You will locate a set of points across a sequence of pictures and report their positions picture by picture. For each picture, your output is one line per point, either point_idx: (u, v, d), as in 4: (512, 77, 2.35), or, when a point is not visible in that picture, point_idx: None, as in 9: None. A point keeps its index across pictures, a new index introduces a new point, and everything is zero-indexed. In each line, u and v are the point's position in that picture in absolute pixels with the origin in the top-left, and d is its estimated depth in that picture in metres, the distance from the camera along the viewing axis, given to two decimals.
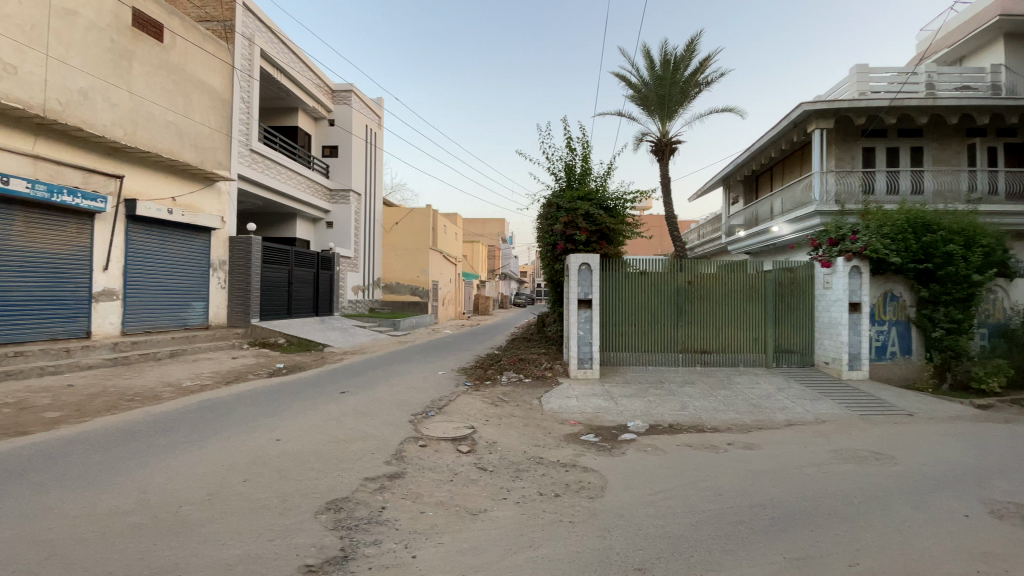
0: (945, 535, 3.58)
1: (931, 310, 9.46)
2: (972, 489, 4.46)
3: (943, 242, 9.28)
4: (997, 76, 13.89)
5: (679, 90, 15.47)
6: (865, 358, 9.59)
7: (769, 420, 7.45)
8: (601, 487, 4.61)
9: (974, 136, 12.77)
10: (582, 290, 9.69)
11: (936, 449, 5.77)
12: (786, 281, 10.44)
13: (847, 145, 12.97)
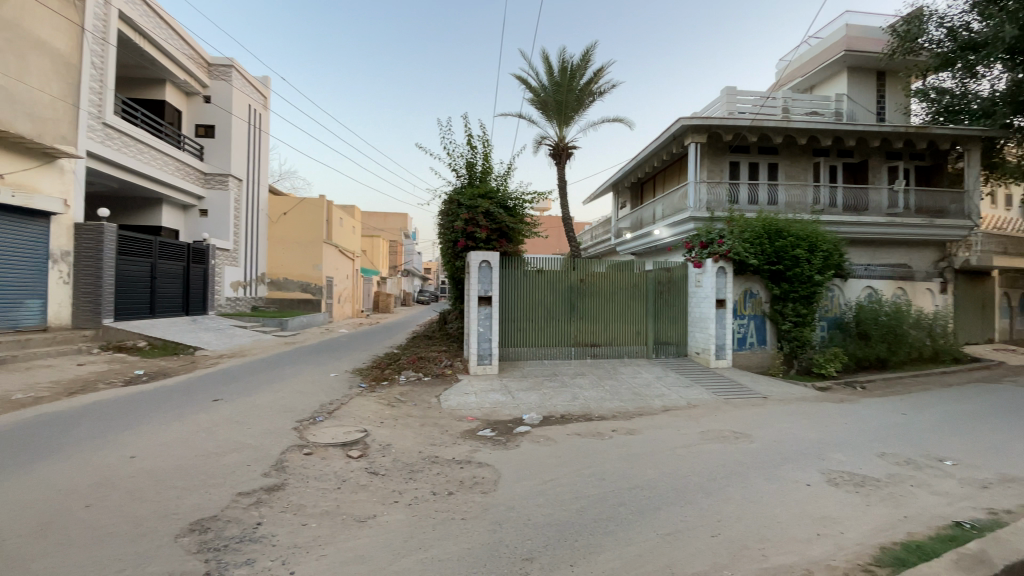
0: (787, 501, 4.14)
1: (782, 306, 10.94)
2: (809, 460, 5.21)
3: (791, 247, 10.74)
4: (840, 104, 16.35)
5: (575, 97, 16.21)
6: (729, 348, 10.82)
7: (650, 406, 8.12)
8: (495, 481, 4.67)
9: (818, 156, 14.91)
10: (482, 287, 9.75)
11: (784, 427, 6.66)
12: (664, 280, 11.44)
13: (717, 159, 14.59)
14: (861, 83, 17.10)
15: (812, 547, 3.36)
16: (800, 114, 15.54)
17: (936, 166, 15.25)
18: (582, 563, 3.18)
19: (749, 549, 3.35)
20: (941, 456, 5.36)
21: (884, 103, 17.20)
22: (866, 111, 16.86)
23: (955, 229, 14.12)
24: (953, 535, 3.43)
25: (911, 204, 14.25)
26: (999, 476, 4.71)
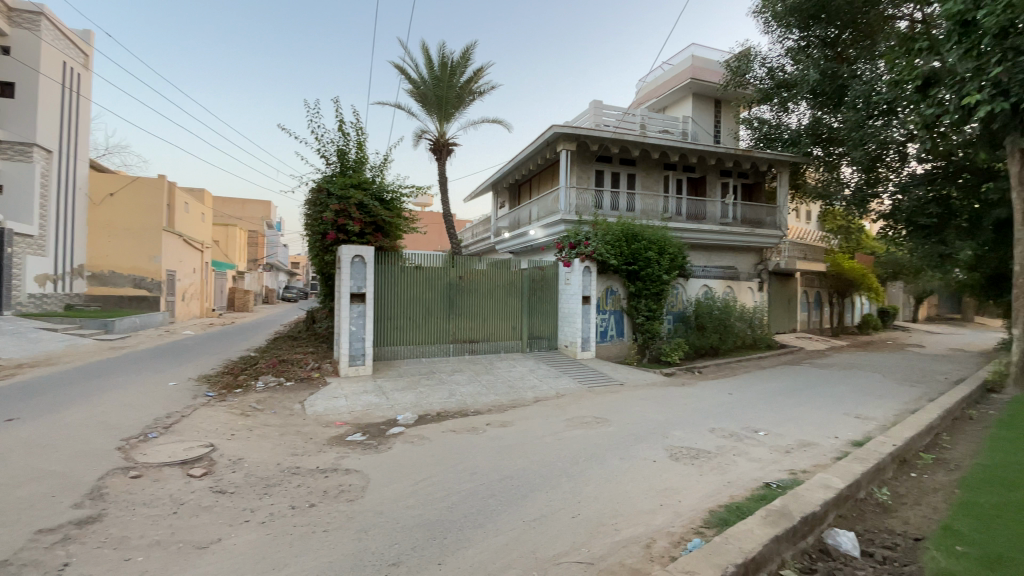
0: (638, 478, 4.61)
1: (637, 302, 12.17)
2: (657, 439, 5.85)
3: (644, 249, 12.00)
4: (686, 125, 18.65)
5: (455, 94, 16.16)
6: (593, 341, 11.71)
7: (522, 398, 8.47)
8: (362, 487, 4.47)
9: (668, 170, 16.84)
10: (354, 283, 9.28)
11: (638, 411, 7.40)
12: (537, 278, 11.99)
13: (585, 167, 15.72)
14: (703, 109, 19.71)
15: (657, 516, 3.78)
16: (655, 131, 17.41)
17: (755, 184, 18.14)
18: (449, 560, 3.20)
19: (604, 525, 3.65)
20: (756, 428, 6.38)
21: (719, 129, 20.02)
22: (706, 134, 19.48)
23: (769, 237, 16.78)
24: (763, 494, 4.10)
25: (738, 215, 16.76)
26: (796, 441, 5.75)
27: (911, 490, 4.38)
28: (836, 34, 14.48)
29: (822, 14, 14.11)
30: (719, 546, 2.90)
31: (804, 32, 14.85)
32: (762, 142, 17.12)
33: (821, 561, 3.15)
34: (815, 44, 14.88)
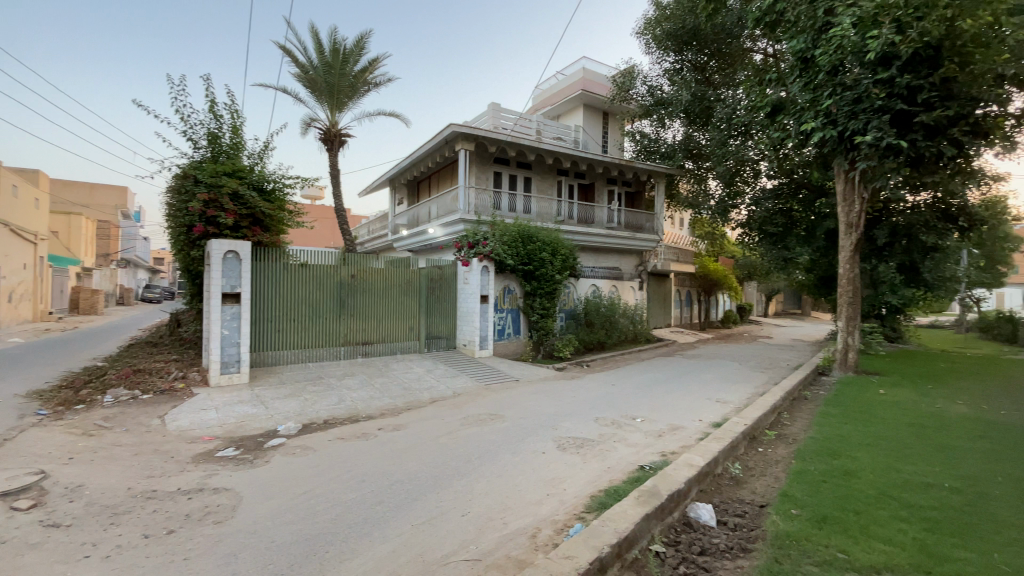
0: (528, 471, 4.75)
1: (532, 301, 12.58)
2: (546, 432, 6.09)
3: (539, 250, 12.43)
4: (577, 134, 19.67)
5: (348, 83, 15.35)
6: (490, 339, 11.86)
7: (417, 399, 8.32)
8: (233, 507, 4.06)
9: (562, 175, 17.63)
10: (228, 282, 8.41)
11: (530, 405, 7.65)
12: (435, 277, 11.84)
13: (483, 167, 15.85)
14: (592, 120, 20.99)
15: (543, 507, 3.93)
16: (549, 138, 18.11)
17: (637, 192, 19.71)
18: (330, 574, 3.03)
19: (492, 520, 3.71)
20: (635, 415, 6.93)
21: (606, 138, 21.52)
22: (595, 143, 20.75)
23: (648, 241, 18.33)
24: (638, 476, 4.46)
25: (623, 220, 18.06)
26: (668, 426, 6.34)
27: (758, 463, 5.05)
28: (704, 60, 16.19)
29: (693, 40, 15.78)
30: (596, 529, 3.09)
31: (678, 55, 16.40)
32: (643, 153, 18.52)
33: (685, 532, 3.50)
34: (687, 68, 16.49)
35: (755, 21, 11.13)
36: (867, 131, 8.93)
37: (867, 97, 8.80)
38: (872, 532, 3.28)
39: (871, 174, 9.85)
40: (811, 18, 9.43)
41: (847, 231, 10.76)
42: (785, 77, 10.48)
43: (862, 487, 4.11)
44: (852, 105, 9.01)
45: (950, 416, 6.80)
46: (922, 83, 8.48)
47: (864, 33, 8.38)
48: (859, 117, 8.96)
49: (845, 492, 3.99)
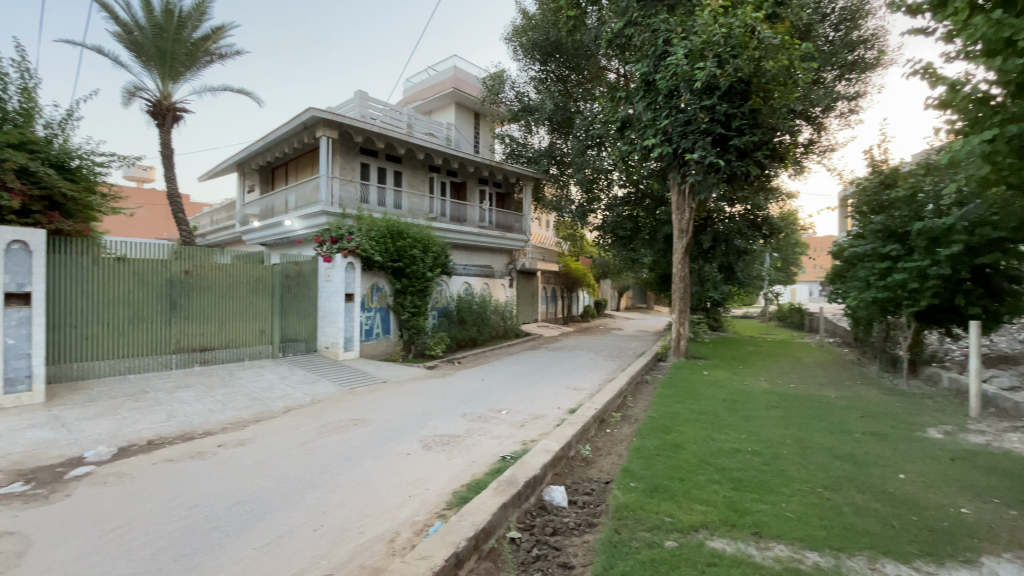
0: (389, 474, 4.61)
1: (402, 299, 12.24)
2: (411, 432, 5.97)
3: (409, 247, 12.13)
4: (449, 131, 19.61)
5: (185, 51, 13.32)
6: (356, 340, 11.27)
7: (269, 409, 7.57)
8: (13, 556, 3.28)
9: (432, 172, 17.42)
10: (14, 279, 6.70)
11: (397, 406, 7.44)
12: (291, 274, 10.87)
13: (348, 158, 14.95)
14: (463, 119, 21.17)
15: (403, 509, 3.84)
16: (420, 133, 17.75)
17: (506, 194, 20.34)
18: None
19: (348, 530, 3.52)
20: (500, 408, 7.14)
21: (477, 138, 21.91)
22: (467, 142, 20.94)
23: (517, 241, 19.03)
24: (499, 467, 4.61)
25: (493, 220, 18.47)
26: (530, 415, 6.66)
27: (606, 444, 5.55)
28: (565, 72, 17.25)
29: (556, 53, 16.73)
30: (454, 525, 3.11)
31: (543, 65, 17.25)
32: (511, 157, 19.00)
33: (540, 516, 3.69)
34: (551, 78, 17.39)
35: (608, 42, 12.20)
36: (695, 150, 10.35)
37: (694, 120, 10.20)
38: (691, 495, 3.83)
39: (699, 187, 11.41)
40: (653, 46, 10.64)
41: (681, 236, 12.34)
42: (632, 96, 11.65)
43: (687, 457, 4.77)
44: (684, 126, 10.34)
45: (754, 391, 8.22)
46: (735, 112, 10.06)
47: (693, 64, 9.69)
48: (689, 137, 10.33)
49: (673, 463, 4.58)
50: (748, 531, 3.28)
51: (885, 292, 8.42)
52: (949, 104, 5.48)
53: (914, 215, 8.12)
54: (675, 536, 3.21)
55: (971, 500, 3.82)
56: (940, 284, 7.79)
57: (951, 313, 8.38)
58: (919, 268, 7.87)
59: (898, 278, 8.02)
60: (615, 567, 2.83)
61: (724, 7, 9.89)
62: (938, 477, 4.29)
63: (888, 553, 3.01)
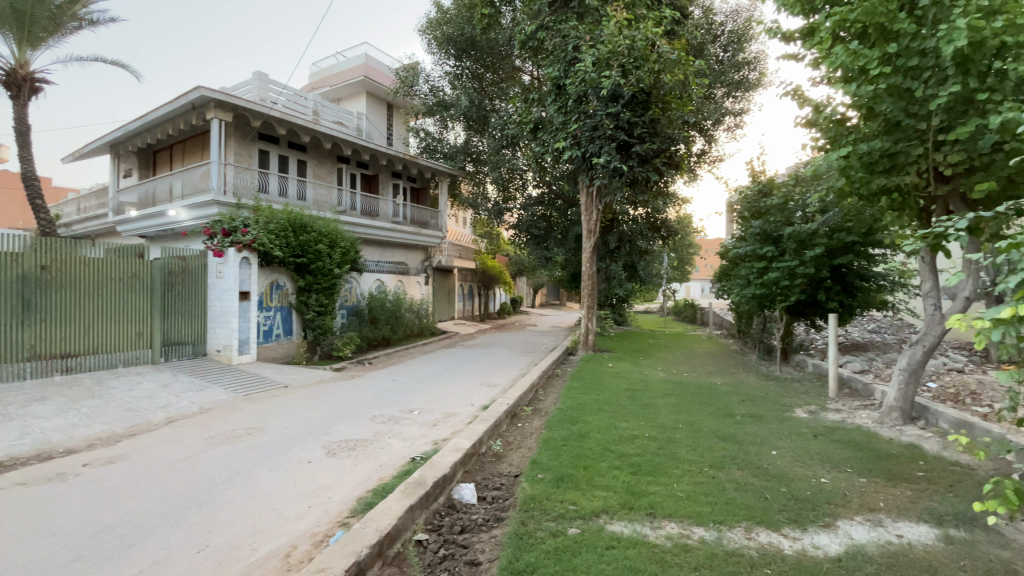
0: (287, 485, 4.31)
1: (306, 297, 11.52)
2: (314, 438, 5.63)
3: (313, 241, 11.44)
4: (359, 121, 18.77)
5: (49, 16, 11.36)
6: (254, 342, 10.42)
7: (148, 421, 6.75)
8: None
9: (341, 163, 16.55)
10: None
11: (300, 411, 6.98)
12: (175, 270, 9.76)
13: (245, 144, 13.75)
14: (375, 109, 20.41)
15: (301, 521, 3.61)
16: (327, 121, 16.79)
17: (421, 188, 19.95)
18: None
19: (238, 549, 3.24)
20: (411, 408, 6.98)
21: (390, 130, 21.24)
22: (379, 134, 20.21)
23: (432, 237, 18.72)
24: (408, 468, 4.49)
25: (407, 215, 17.98)
26: (442, 414, 6.58)
27: (516, 438, 5.64)
28: (480, 70, 17.23)
29: (471, 49, 16.67)
30: (355, 533, 2.98)
31: (458, 61, 17.10)
32: (426, 151, 18.55)
33: (448, 515, 3.66)
34: (466, 75, 17.28)
35: (521, 43, 12.38)
36: (602, 155, 10.87)
37: (601, 126, 10.71)
38: (593, 483, 4.01)
39: (605, 190, 11.99)
40: (564, 51, 10.99)
41: (589, 236, 12.89)
42: (544, 99, 11.96)
43: (592, 446, 4.99)
44: (591, 131, 10.80)
45: (654, 380, 8.83)
46: (637, 120, 10.70)
47: (600, 72, 10.15)
48: (596, 141, 10.83)
49: (579, 452, 4.78)
50: (644, 512, 3.51)
51: (763, 289, 9.42)
52: (815, 124, 6.27)
53: (785, 220, 9.17)
54: (578, 523, 3.34)
55: (828, 470, 4.41)
56: (806, 281, 8.89)
57: (815, 307, 9.59)
58: (790, 267, 8.91)
59: (773, 276, 9.02)
60: (521, 559, 2.89)
61: (628, 20, 10.47)
62: (802, 451, 4.89)
63: (761, 522, 3.37)
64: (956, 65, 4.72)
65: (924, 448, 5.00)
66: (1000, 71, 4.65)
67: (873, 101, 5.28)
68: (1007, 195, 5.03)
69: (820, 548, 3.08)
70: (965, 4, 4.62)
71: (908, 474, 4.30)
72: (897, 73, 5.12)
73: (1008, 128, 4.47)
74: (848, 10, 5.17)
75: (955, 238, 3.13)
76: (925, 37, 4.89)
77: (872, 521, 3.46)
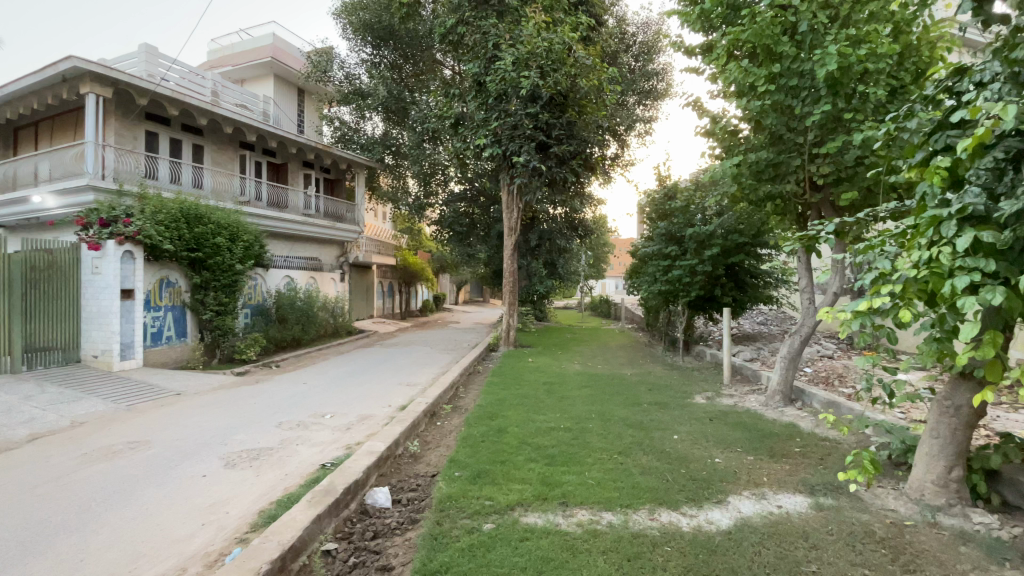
0: (180, 501, 3.92)
1: (203, 295, 10.53)
2: (211, 450, 5.16)
3: (211, 234, 10.43)
4: (267, 105, 17.45)
5: None
6: (139, 346, 9.31)
7: (4, 439, 5.79)
8: None
9: (244, 149, 15.25)
10: None
11: (195, 421, 6.36)
12: (40, 264, 8.49)
13: (128, 124, 12.23)
14: (284, 94, 19.11)
15: (192, 541, 3.29)
16: (229, 104, 15.43)
17: (336, 180, 19.01)
18: None
19: None
20: (323, 412, 6.63)
21: (302, 118, 20.01)
22: (289, 120, 18.95)
23: (348, 231, 17.92)
24: (317, 476, 4.26)
25: (320, 208, 17.00)
26: (357, 417, 6.32)
27: (434, 437, 5.57)
28: (399, 60, 16.73)
29: (389, 38, 16.13)
30: (255, 548, 2.78)
31: (375, 50, 16.47)
32: (341, 141, 17.64)
33: (360, 521, 3.52)
34: (384, 64, 16.69)
35: (441, 36, 12.20)
36: (521, 154, 11.02)
37: (521, 126, 10.86)
38: (509, 477, 4.06)
39: (525, 189, 12.18)
40: (484, 48, 11.00)
41: (510, 234, 13.01)
42: (465, 94, 11.89)
43: (509, 440, 5.05)
44: (511, 130, 10.91)
45: (570, 374, 9.13)
46: (555, 122, 10.99)
47: (519, 71, 10.28)
48: (516, 140, 10.95)
49: (496, 447, 4.82)
50: (557, 502, 3.61)
51: (667, 285, 10.09)
52: (712, 133, 6.80)
53: (687, 222, 9.88)
54: (493, 519, 3.36)
55: (721, 450, 4.82)
56: (704, 279, 9.66)
57: (712, 302, 10.44)
58: (691, 266, 9.63)
59: (677, 274, 9.69)
60: (434, 559, 2.84)
61: (546, 22, 10.70)
62: (701, 434, 5.31)
63: (663, 503, 3.61)
64: (828, 86, 5.33)
65: (801, 426, 5.64)
66: (862, 94, 5.33)
67: (760, 114, 5.83)
68: (866, 203, 5.79)
69: (713, 523, 3.36)
70: (835, 33, 5.24)
71: (787, 450, 4.82)
72: (781, 90, 5.70)
73: (867, 144, 5.14)
74: (741, 30, 5.65)
75: (825, 241, 3.57)
76: (803, 59, 5.49)
77: (757, 495, 3.84)
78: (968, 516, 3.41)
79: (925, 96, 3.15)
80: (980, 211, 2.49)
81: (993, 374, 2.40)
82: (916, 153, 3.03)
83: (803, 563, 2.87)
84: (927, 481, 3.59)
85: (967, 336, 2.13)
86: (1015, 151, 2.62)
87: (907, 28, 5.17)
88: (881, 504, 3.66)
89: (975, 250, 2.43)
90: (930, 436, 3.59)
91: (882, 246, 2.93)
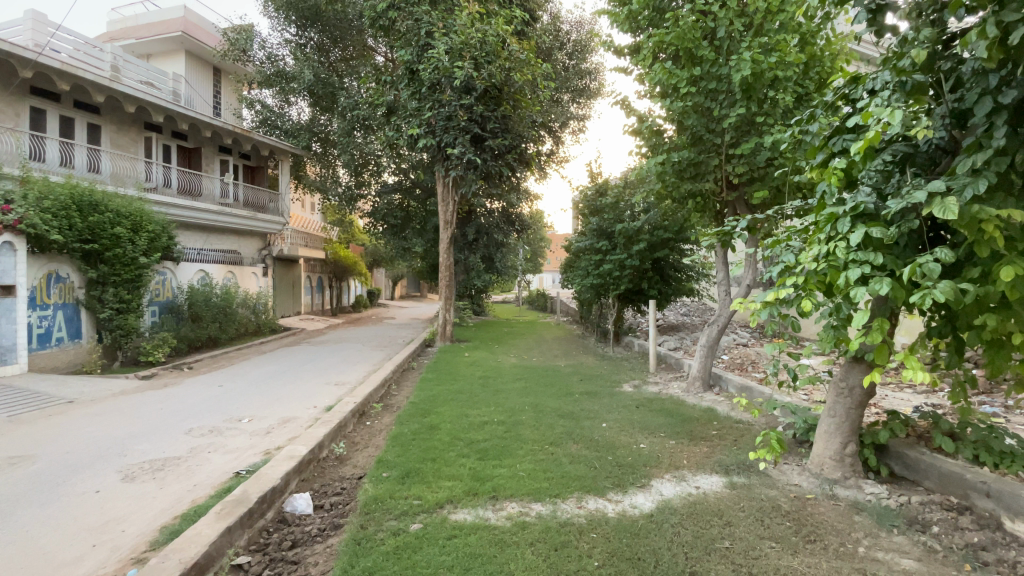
0: (67, 522, 3.47)
1: (100, 291, 9.50)
2: (108, 462, 4.65)
3: (109, 224, 9.35)
4: (177, 84, 16.00)
5: None
6: (23, 349, 8.20)
7: None
8: None
9: (149, 130, 13.83)
10: None
11: (87, 432, 5.68)
12: None
13: (8, 98, 10.68)
14: (197, 73, 17.58)
15: (80, 565, 2.94)
16: (132, 80, 13.89)
17: (257, 167, 17.85)
18: None
19: None
20: (240, 416, 6.19)
21: (217, 99, 18.52)
22: (203, 102, 17.47)
23: (270, 223, 16.90)
24: (229, 485, 3.95)
25: (240, 197, 15.83)
26: (278, 420, 5.96)
27: (362, 437, 5.35)
28: (326, 44, 15.88)
29: (315, 19, 15.20)
30: (151, 569, 2.52)
31: (300, 30, 15.49)
32: (262, 126, 16.45)
33: (277, 531, 3.30)
34: (310, 46, 15.73)
35: (370, 20, 11.71)
36: (455, 146, 10.85)
37: (455, 117, 10.69)
38: (440, 476, 3.95)
39: (460, 181, 11.99)
40: (416, 35, 10.70)
41: (446, 227, 12.77)
42: (397, 82, 11.50)
43: (441, 436, 4.98)
44: (445, 121, 10.75)
45: (506, 367, 9.17)
46: (489, 115, 10.94)
47: (452, 62, 10.14)
48: (450, 132, 10.79)
49: (428, 444, 4.72)
50: (487, 496, 3.58)
51: (599, 279, 10.42)
52: (639, 132, 7.01)
53: (617, 218, 10.24)
54: (421, 518, 3.27)
55: (646, 436, 5.02)
56: (632, 272, 10.02)
57: (640, 295, 10.84)
58: (620, 260, 9.96)
59: (607, 268, 9.99)
60: (357, 565, 2.72)
61: (480, 13, 10.62)
62: (628, 422, 5.51)
63: (590, 491, 3.68)
64: (742, 91, 5.67)
65: (717, 411, 5.99)
66: (772, 99, 5.71)
67: (682, 115, 6.11)
68: (775, 201, 6.22)
69: (636, 507, 3.47)
70: (749, 41, 5.58)
71: (705, 433, 5.11)
72: (701, 93, 6.01)
73: (776, 146, 5.54)
74: (664, 33, 5.86)
75: (739, 235, 3.80)
76: (721, 64, 5.81)
77: (678, 478, 4.01)
78: (861, 487, 3.77)
79: (825, 102, 3.42)
80: (871, 209, 2.74)
81: (881, 357, 2.63)
82: (817, 154, 3.26)
83: (718, 540, 3.03)
84: (826, 456, 3.94)
85: (859, 323, 2.31)
86: (900, 155, 2.93)
87: (813, 39, 5.56)
88: (786, 480, 3.96)
89: (865, 245, 2.66)
90: (828, 416, 3.93)
91: (788, 241, 3.15)
